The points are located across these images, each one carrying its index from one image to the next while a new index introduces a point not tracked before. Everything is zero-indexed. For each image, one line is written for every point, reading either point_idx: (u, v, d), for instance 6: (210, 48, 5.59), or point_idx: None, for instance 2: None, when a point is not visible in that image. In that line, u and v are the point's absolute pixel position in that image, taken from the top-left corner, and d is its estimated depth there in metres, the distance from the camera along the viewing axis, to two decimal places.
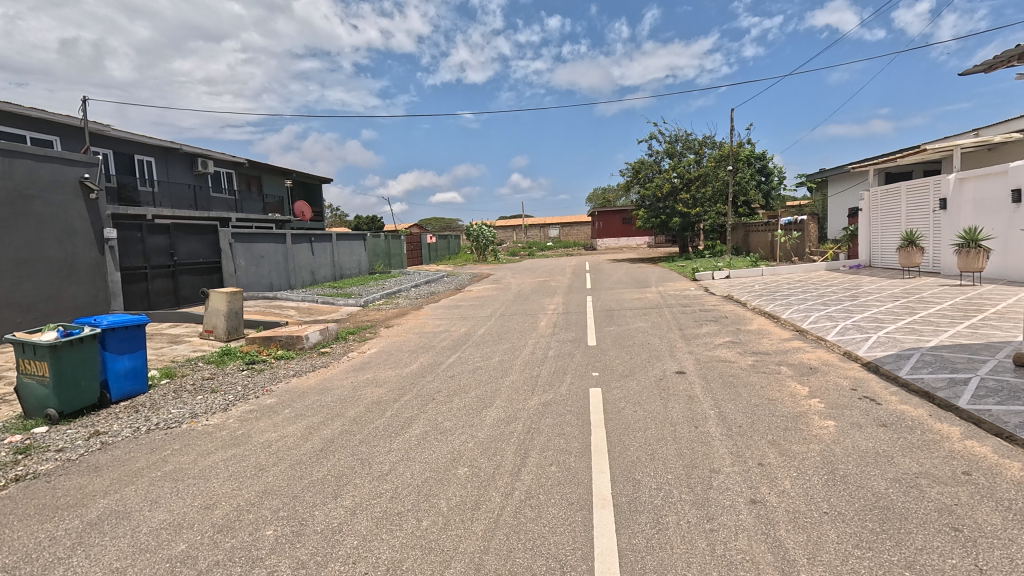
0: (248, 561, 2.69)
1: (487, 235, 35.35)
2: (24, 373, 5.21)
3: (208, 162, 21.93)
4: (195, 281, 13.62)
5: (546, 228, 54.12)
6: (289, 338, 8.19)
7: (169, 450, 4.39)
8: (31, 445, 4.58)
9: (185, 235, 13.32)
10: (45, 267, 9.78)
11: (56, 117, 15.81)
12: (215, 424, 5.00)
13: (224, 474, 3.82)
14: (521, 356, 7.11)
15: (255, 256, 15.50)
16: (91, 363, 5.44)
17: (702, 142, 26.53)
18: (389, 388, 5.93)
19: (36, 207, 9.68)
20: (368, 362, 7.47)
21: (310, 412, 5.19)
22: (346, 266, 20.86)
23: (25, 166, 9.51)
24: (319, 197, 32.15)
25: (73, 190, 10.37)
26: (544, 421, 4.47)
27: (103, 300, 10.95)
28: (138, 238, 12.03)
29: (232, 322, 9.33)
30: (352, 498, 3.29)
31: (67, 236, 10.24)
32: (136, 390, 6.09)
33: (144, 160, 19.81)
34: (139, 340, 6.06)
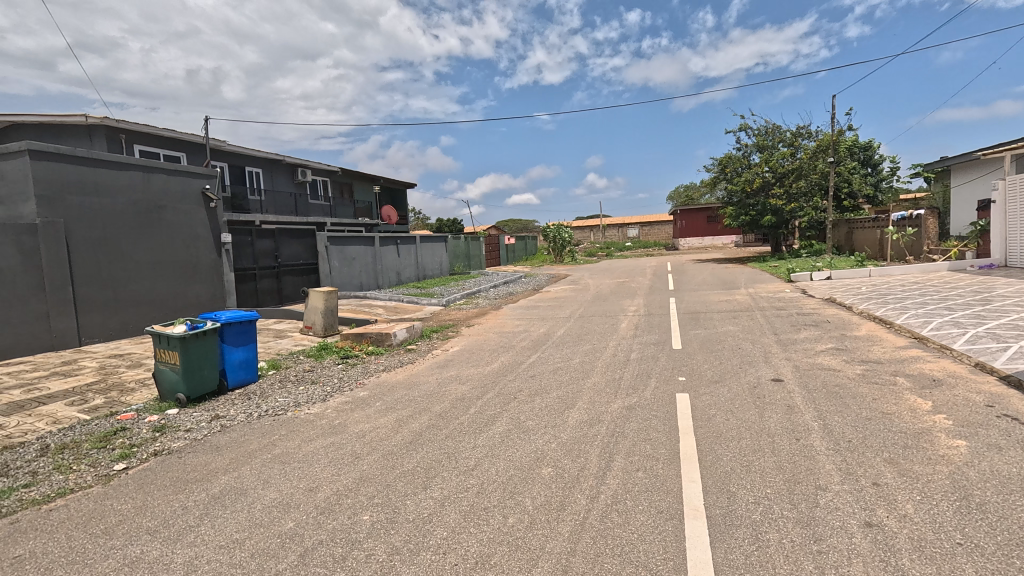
0: (349, 543, 2.87)
1: (565, 236, 35.16)
2: (160, 361, 5.95)
3: (307, 171, 23.73)
4: (296, 281, 14.81)
5: (626, 229, 52.91)
6: (379, 335, 8.65)
7: (277, 435, 4.81)
8: (166, 425, 5.23)
9: (288, 239, 14.53)
10: (174, 268, 11.15)
11: (184, 136, 17.90)
12: (316, 413, 5.40)
13: (325, 460, 4.11)
14: (602, 358, 6.99)
15: (348, 258, 16.59)
16: (212, 354, 6.09)
17: (797, 134, 24.64)
18: (473, 386, 6.08)
19: (169, 216, 11.07)
20: (452, 359, 7.71)
21: (399, 406, 5.45)
22: (429, 267, 21.71)
23: (160, 180, 10.92)
24: (404, 202, 33.73)
25: (197, 200, 11.69)
26: (629, 425, 4.36)
27: (220, 298, 12.24)
28: (248, 242, 13.29)
29: (329, 319, 10.03)
30: (440, 490, 3.41)
31: (192, 241, 11.57)
32: (248, 379, 6.72)
33: (253, 172, 21.81)
34: (251, 334, 6.69)
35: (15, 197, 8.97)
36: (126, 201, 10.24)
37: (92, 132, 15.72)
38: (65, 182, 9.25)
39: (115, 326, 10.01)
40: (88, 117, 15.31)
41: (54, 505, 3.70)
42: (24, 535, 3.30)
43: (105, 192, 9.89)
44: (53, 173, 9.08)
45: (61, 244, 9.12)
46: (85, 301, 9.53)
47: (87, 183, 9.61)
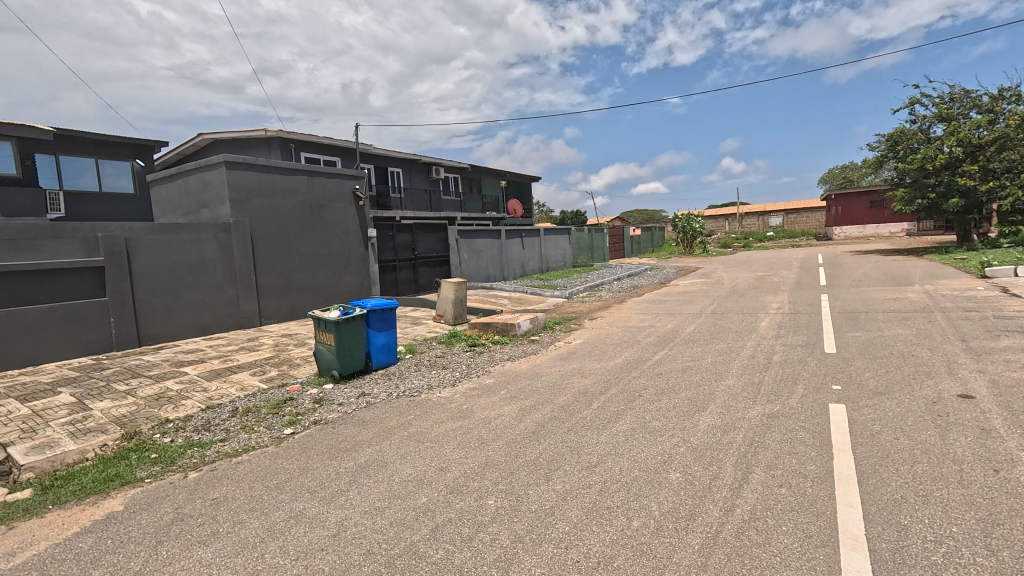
0: (475, 524, 3.00)
1: (696, 226, 33.00)
2: (319, 341, 6.79)
3: (440, 169, 25.27)
4: (430, 272, 15.91)
5: (767, 217, 48.06)
6: (504, 325, 8.92)
7: (413, 415, 5.22)
8: (323, 398, 5.97)
9: (423, 233, 15.64)
10: (331, 260, 12.64)
11: (339, 143, 20.17)
12: (447, 397, 5.75)
13: (454, 442, 4.36)
14: (738, 359, 6.43)
15: (477, 251, 17.39)
16: (360, 337, 6.80)
17: (998, 96, 20.15)
18: (595, 380, 5.98)
19: (327, 214, 12.57)
20: (574, 352, 7.68)
21: (522, 396, 5.57)
22: (552, 259, 21.88)
23: (320, 182, 12.43)
24: (529, 195, 34.37)
25: (349, 199, 13.11)
26: (771, 435, 3.95)
27: (366, 287, 13.65)
28: (390, 236, 14.56)
29: (458, 309, 10.61)
30: (562, 483, 3.41)
31: (345, 236, 13.02)
32: (389, 361, 7.37)
33: (394, 172, 23.77)
34: (392, 320, 7.33)
35: (216, 201, 10.86)
36: (295, 201, 11.85)
37: (270, 144, 18.42)
38: (250, 187, 10.96)
39: (286, 310, 11.66)
40: (267, 131, 17.92)
41: (241, 459, 4.42)
42: (220, 481, 3.99)
43: (279, 194, 11.54)
44: (242, 180, 10.80)
45: (248, 240, 10.85)
46: (264, 288, 11.24)
47: (266, 187, 11.27)
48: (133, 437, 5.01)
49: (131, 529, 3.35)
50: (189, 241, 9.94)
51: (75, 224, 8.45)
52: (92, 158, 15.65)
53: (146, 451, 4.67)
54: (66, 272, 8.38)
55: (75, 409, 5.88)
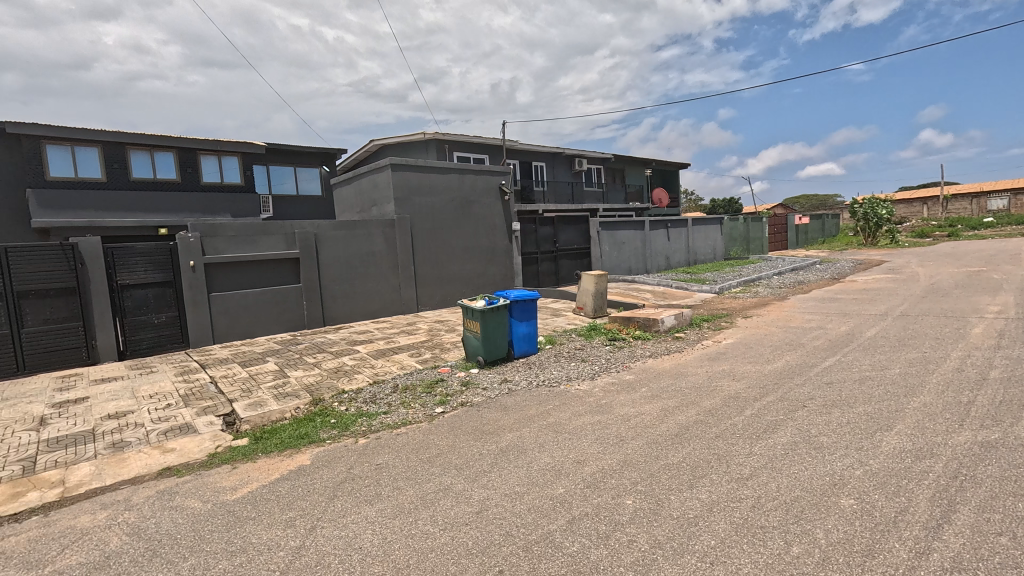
0: (612, 522, 2.95)
1: (883, 212, 28.07)
2: (467, 329, 7.26)
3: (583, 161, 25.15)
4: (571, 264, 15.98)
5: (986, 199, 38.91)
6: (646, 320, 8.59)
7: (552, 405, 5.31)
8: (470, 381, 6.39)
9: (565, 225, 15.73)
10: (478, 253, 13.41)
11: (487, 141, 21.21)
12: (585, 390, 5.74)
13: (593, 436, 4.33)
14: (938, 372, 5.33)
15: (619, 243, 17.01)
16: (504, 326, 7.12)
17: None
18: (749, 384, 5.45)
19: (475, 209, 13.35)
20: (724, 352, 7.09)
21: (665, 395, 5.32)
22: (701, 251, 20.46)
23: (470, 179, 13.23)
24: (676, 183, 32.53)
25: (495, 194, 13.75)
26: (983, 469, 3.20)
27: (510, 278, 14.23)
28: (533, 229, 14.93)
29: (598, 302, 10.48)
30: (708, 493, 3.18)
31: (491, 229, 13.69)
32: (530, 351, 7.58)
33: (538, 166, 24.26)
34: (534, 311, 7.53)
35: (383, 200, 12.21)
36: (448, 198, 12.79)
37: (428, 146, 20.11)
38: (411, 186, 12.10)
39: (439, 298, 12.70)
40: (425, 135, 19.57)
41: (400, 431, 4.93)
42: (383, 449, 4.51)
43: (434, 192, 12.55)
44: (404, 180, 11.97)
45: (408, 234, 12.02)
46: (421, 278, 12.37)
47: (424, 185, 12.34)
48: (318, 404, 5.91)
49: (316, 481, 3.97)
50: (362, 236, 11.34)
51: (280, 223, 10.18)
52: (292, 167, 18.68)
53: (328, 416, 5.48)
54: (273, 263, 10.15)
55: (278, 376, 7.13)
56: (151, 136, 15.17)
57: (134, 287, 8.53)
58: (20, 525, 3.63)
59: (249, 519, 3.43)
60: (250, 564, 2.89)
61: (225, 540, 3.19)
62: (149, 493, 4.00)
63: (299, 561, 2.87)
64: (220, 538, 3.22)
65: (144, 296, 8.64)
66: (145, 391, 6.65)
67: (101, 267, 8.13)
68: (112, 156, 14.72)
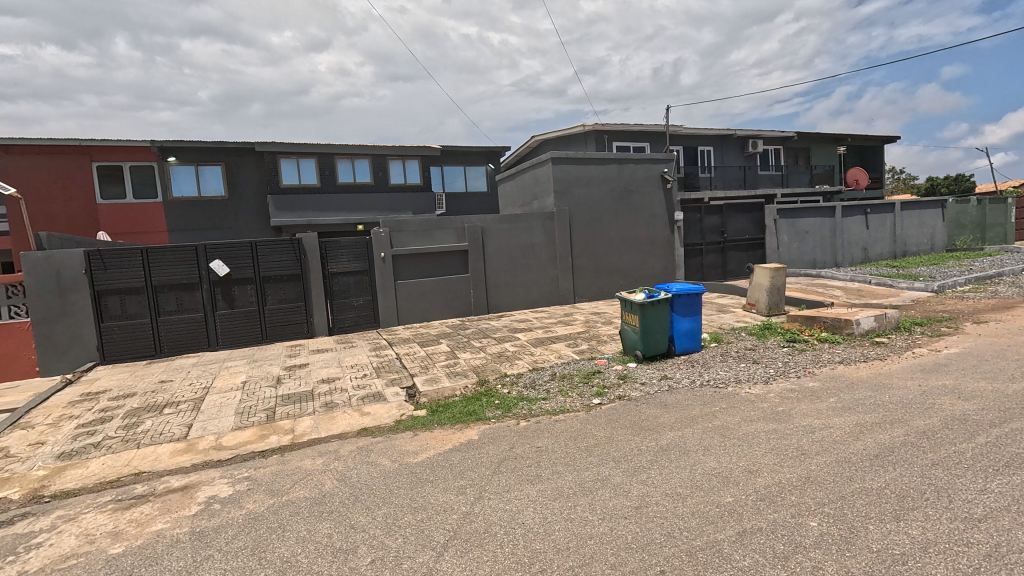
0: (792, 543, 2.65)
1: None
2: (625, 322, 7.13)
3: (758, 142, 22.68)
4: (742, 256, 14.59)
5: None
6: (835, 321, 7.45)
7: (719, 407, 4.94)
8: (627, 375, 6.27)
9: (736, 214, 14.40)
10: (637, 244, 13.04)
11: (649, 128, 20.40)
12: (758, 395, 5.23)
13: (767, 446, 3.93)
14: None
15: (801, 232, 15.02)
16: (664, 320, 6.83)
17: None
18: (983, 406, 4.39)
19: (635, 199, 12.98)
20: (945, 364, 5.82)
21: (861, 408, 4.57)
22: (913, 240, 17.00)
23: (630, 169, 12.88)
24: (879, 161, 27.46)
25: (657, 183, 13.18)
26: None
27: (670, 270, 13.57)
28: (698, 219, 13.97)
29: (774, 298, 9.41)
30: (922, 530, 2.66)
31: (652, 220, 13.18)
32: (693, 348, 7.14)
33: (705, 150, 22.54)
34: (698, 306, 7.07)
35: (543, 193, 12.57)
36: (606, 189, 12.65)
37: (587, 138, 20.09)
38: (570, 178, 12.24)
39: (596, 290, 12.68)
40: (585, 126, 19.57)
41: (558, 418, 5.08)
42: (542, 433, 4.69)
43: (593, 183, 12.52)
44: (564, 173, 12.16)
45: (567, 226, 12.20)
46: (578, 270, 12.48)
47: (583, 177, 12.38)
48: (483, 385, 6.38)
49: (483, 455, 4.31)
50: (523, 229, 11.85)
51: (452, 218, 11.15)
52: (462, 166, 20.29)
53: (492, 397, 5.89)
54: (445, 255, 11.19)
55: (449, 356, 7.86)
56: (353, 146, 17.81)
57: (339, 274, 10.15)
58: (265, 460, 4.62)
59: (427, 481, 3.88)
60: (429, 520, 3.26)
61: (409, 496, 3.65)
62: (351, 447, 4.76)
63: (469, 525, 3.15)
64: (405, 493, 3.69)
65: (347, 282, 10.23)
66: (348, 362, 7.91)
67: (317, 258, 9.85)
68: (325, 165, 17.65)
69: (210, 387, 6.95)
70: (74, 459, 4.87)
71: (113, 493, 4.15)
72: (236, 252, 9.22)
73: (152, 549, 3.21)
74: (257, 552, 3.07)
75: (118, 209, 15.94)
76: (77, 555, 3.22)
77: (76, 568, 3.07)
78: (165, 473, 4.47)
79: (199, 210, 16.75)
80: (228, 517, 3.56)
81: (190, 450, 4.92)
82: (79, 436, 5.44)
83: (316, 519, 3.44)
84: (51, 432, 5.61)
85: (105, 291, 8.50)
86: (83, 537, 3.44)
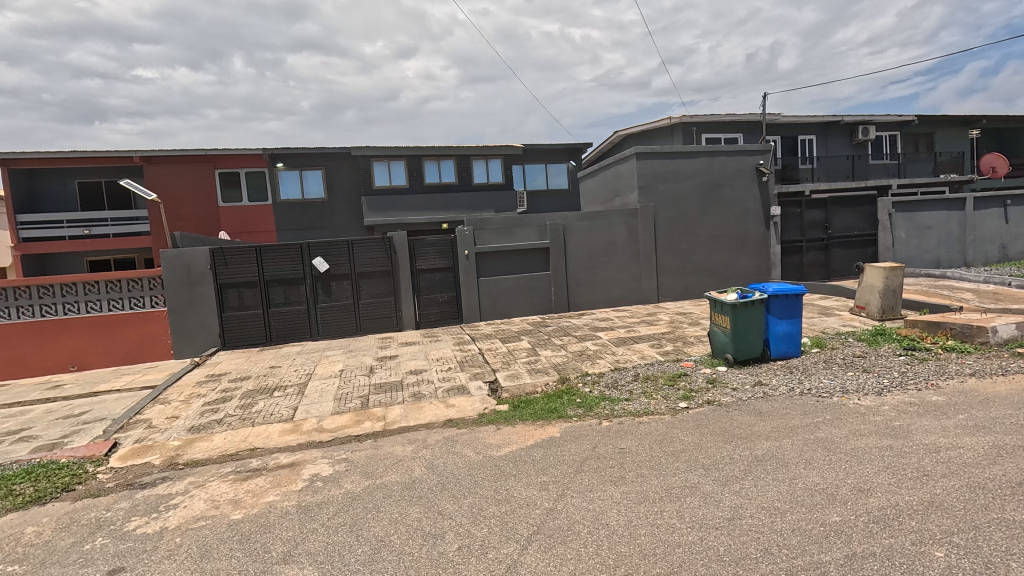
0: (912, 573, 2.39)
1: None
2: (714, 323, 6.78)
3: (870, 128, 20.54)
4: (849, 255, 13.30)
5: None
6: (966, 328, 6.56)
7: (822, 418, 4.55)
8: (717, 379, 5.96)
9: (842, 208, 13.15)
10: (728, 241, 12.34)
11: (741, 117, 19.20)
12: (869, 407, 4.75)
13: (881, 463, 3.56)
14: None
15: (921, 228, 13.43)
16: (759, 323, 6.41)
17: None
18: None
19: (726, 194, 12.29)
20: None
21: (999, 429, 4.00)
22: None
23: (721, 162, 12.22)
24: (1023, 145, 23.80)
25: (750, 176, 12.39)
26: None
27: (765, 269, 12.71)
28: (797, 214, 12.93)
29: (889, 301, 8.48)
30: None
31: (744, 216, 12.42)
32: (791, 353, 6.62)
33: (807, 140, 20.80)
34: (797, 308, 6.55)
35: (626, 190, 12.27)
36: (694, 184, 12.09)
37: (673, 131, 19.32)
38: (655, 173, 11.85)
39: (681, 289, 12.18)
40: (671, 119, 18.83)
41: (642, 420, 4.94)
42: (626, 435, 4.59)
43: (680, 178, 12.01)
44: (649, 168, 11.80)
45: (651, 223, 11.83)
46: (663, 268, 12.06)
47: (669, 172, 11.93)
48: (565, 383, 6.37)
49: (566, 453, 4.31)
50: (605, 226, 11.65)
51: (533, 216, 11.22)
52: (543, 164, 20.35)
53: (574, 395, 5.87)
54: (526, 252, 11.29)
55: (530, 353, 7.92)
56: (438, 148, 18.49)
57: (426, 271, 10.59)
58: (361, 443, 4.95)
59: (511, 475, 3.95)
60: (513, 513, 3.32)
61: (493, 488, 3.73)
62: (437, 437, 4.95)
63: (553, 522, 3.17)
64: (489, 485, 3.78)
65: (433, 279, 10.64)
66: (433, 356, 8.23)
67: (406, 255, 10.35)
68: (413, 166, 18.49)
69: (312, 374, 7.56)
70: (201, 433, 5.52)
71: (233, 465, 4.65)
72: (335, 250, 9.93)
73: (265, 518, 3.56)
74: (354, 529, 3.30)
75: (235, 211, 17.74)
76: (205, 517, 3.64)
77: (205, 528, 3.48)
78: (275, 450, 4.93)
79: (302, 211, 18.22)
80: (329, 495, 3.86)
81: (295, 431, 5.39)
82: (205, 413, 6.15)
83: (407, 503, 3.62)
84: (183, 408, 6.38)
85: (225, 285, 9.51)
86: (210, 502, 3.88)
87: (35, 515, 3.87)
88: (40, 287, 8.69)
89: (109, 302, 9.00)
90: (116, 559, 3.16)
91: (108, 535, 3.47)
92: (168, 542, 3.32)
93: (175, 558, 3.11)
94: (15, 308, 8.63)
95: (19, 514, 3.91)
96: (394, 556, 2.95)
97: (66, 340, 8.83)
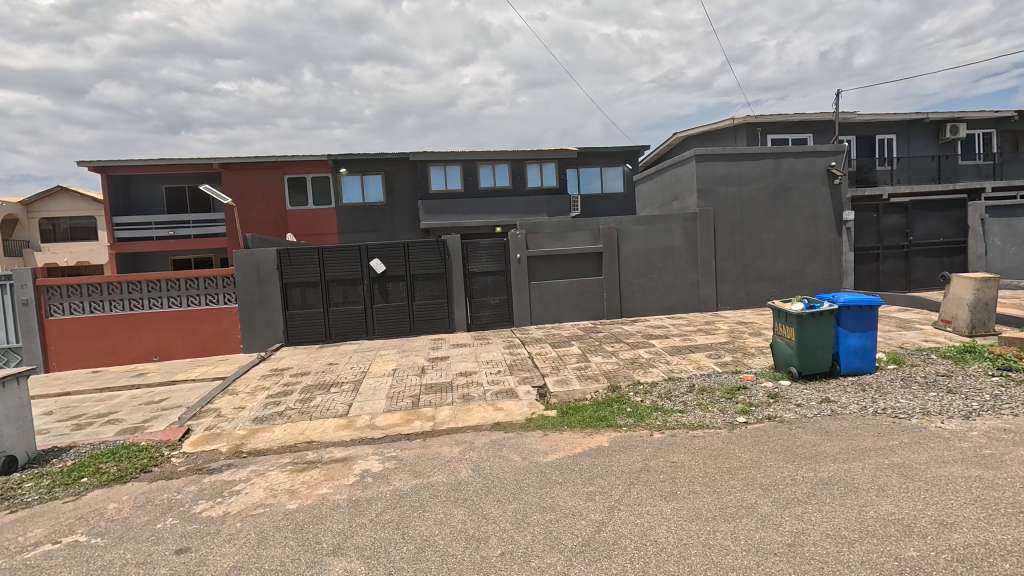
0: None
1: None
2: (777, 334, 6.40)
3: (960, 126, 18.90)
4: (932, 264, 12.22)
5: None
6: None
7: (898, 441, 4.18)
8: (779, 394, 5.61)
9: (925, 212, 12.11)
10: (795, 247, 11.67)
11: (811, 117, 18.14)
12: (955, 432, 4.31)
13: (968, 496, 3.21)
14: None
15: (1021, 236, 12.19)
16: (827, 335, 5.99)
17: None
18: None
19: (793, 197, 11.64)
20: None
21: None
22: None
23: (789, 163, 11.58)
24: None
25: (820, 179, 11.66)
26: None
27: (836, 278, 11.91)
28: (874, 219, 12.02)
29: (980, 315, 7.70)
30: None
31: (814, 220, 11.71)
32: (864, 369, 6.15)
33: (886, 140, 19.36)
34: (872, 320, 6.06)
35: (685, 192, 11.86)
36: (759, 186, 11.53)
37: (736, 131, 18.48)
38: (716, 176, 11.40)
39: (742, 297, 11.61)
40: (734, 120, 18.04)
41: (696, 433, 4.74)
42: (678, 448, 4.42)
43: (743, 181, 11.50)
44: (709, 171, 11.36)
45: (711, 227, 11.38)
46: (723, 274, 11.56)
47: (732, 174, 11.44)
48: (615, 390, 6.23)
49: (615, 463, 4.19)
50: (662, 230, 11.33)
51: (587, 219, 11.10)
52: (599, 167, 20.08)
53: (624, 404, 5.72)
54: (580, 256, 11.17)
55: (580, 359, 7.80)
56: (494, 152, 18.70)
57: (478, 274, 10.69)
58: (410, 442, 5.04)
59: (556, 483, 3.89)
60: (557, 522, 3.27)
61: (539, 495, 3.69)
62: (484, 440, 4.97)
63: (600, 535, 3.07)
64: (534, 492, 3.74)
65: (485, 282, 10.73)
66: (483, 358, 8.31)
67: (460, 257, 10.52)
68: (468, 171, 18.77)
69: (367, 372, 7.82)
70: (264, 424, 5.82)
71: (290, 457, 4.86)
72: (391, 251, 10.24)
73: (317, 510, 3.69)
74: (400, 526, 3.35)
75: (301, 214, 18.69)
76: (263, 505, 3.83)
77: (262, 515, 3.66)
78: (329, 444, 5.11)
79: (363, 214, 18.95)
80: (378, 491, 3.95)
81: (349, 427, 5.57)
82: (268, 405, 6.49)
83: (452, 504, 3.65)
84: (249, 399, 6.77)
85: (290, 284, 10.02)
86: (268, 491, 4.08)
87: (118, 493, 4.22)
88: (130, 283, 9.52)
89: (189, 297, 9.72)
90: (183, 539, 3.37)
91: (177, 516, 3.72)
92: (229, 526, 3.51)
93: (235, 543, 3.27)
94: (108, 301, 9.47)
95: (104, 491, 4.28)
96: (438, 557, 2.97)
97: (150, 332, 9.60)
